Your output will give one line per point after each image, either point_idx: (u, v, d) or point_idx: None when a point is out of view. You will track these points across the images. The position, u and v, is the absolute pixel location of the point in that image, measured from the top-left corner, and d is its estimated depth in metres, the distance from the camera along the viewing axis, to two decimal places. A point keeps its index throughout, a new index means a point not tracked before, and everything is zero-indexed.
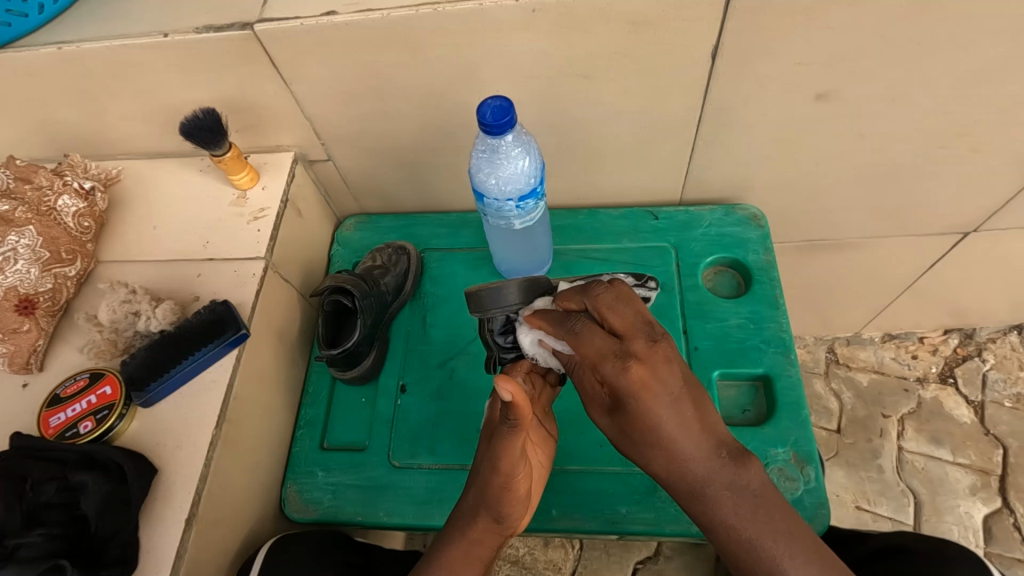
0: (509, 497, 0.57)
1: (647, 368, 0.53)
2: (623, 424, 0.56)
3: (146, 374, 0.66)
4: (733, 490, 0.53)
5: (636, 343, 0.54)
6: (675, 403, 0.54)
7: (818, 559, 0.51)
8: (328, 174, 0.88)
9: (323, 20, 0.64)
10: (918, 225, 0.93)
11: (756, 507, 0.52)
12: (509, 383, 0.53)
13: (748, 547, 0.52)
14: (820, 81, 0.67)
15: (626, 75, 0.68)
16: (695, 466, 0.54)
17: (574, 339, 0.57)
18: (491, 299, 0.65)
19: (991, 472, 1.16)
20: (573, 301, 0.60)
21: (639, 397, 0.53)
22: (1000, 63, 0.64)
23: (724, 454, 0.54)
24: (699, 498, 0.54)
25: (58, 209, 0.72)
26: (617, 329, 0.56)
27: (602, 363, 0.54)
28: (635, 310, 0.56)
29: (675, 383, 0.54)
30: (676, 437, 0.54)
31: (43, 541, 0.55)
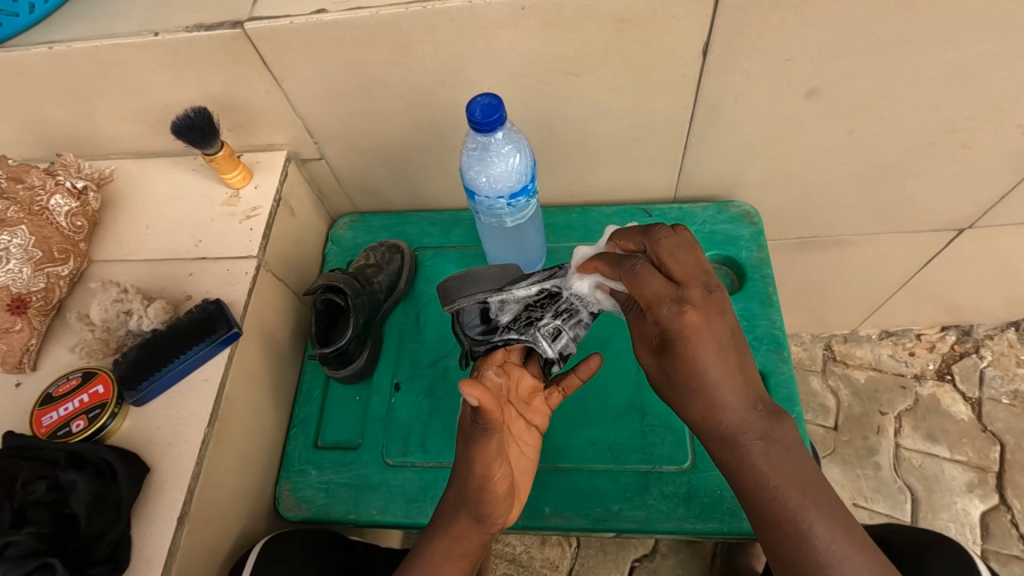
0: (490, 498, 0.56)
1: (703, 312, 0.52)
2: (669, 366, 0.54)
3: (137, 373, 0.66)
4: (766, 442, 0.53)
5: (693, 290, 0.53)
6: (724, 354, 0.53)
7: (844, 520, 0.51)
8: (321, 173, 0.88)
9: (313, 19, 0.64)
10: (913, 222, 0.92)
11: (784, 456, 0.52)
12: (475, 388, 0.50)
13: (776, 497, 0.51)
14: (811, 79, 0.67)
15: (616, 72, 0.68)
16: (730, 414, 0.53)
17: (632, 279, 0.55)
18: (457, 287, 0.67)
19: (988, 469, 1.15)
20: (633, 241, 0.60)
21: (689, 340, 0.52)
22: (990, 59, 0.64)
23: (758, 409, 0.53)
24: (732, 446, 0.53)
25: (50, 209, 0.72)
26: (675, 274, 0.54)
27: (658, 305, 0.53)
28: (696, 258, 0.55)
29: (726, 329, 0.53)
30: (721, 386, 0.53)
31: (32, 539, 0.54)
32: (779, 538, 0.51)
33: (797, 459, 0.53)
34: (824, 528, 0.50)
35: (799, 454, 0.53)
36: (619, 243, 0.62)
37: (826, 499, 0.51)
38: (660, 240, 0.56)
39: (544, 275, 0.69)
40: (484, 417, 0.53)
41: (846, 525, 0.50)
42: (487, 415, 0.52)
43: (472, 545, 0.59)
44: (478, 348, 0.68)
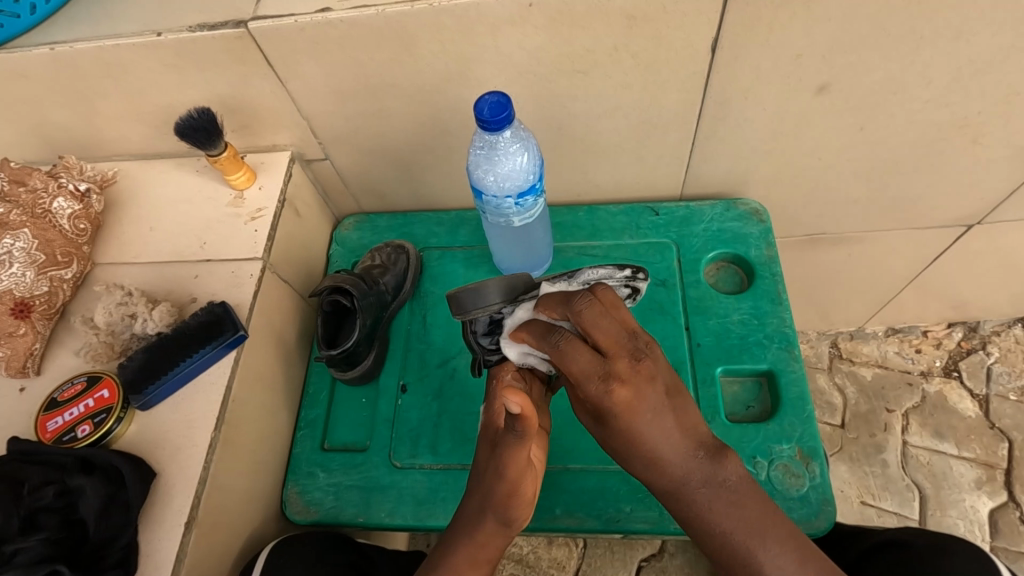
0: (522, 505, 0.58)
1: (631, 388, 0.52)
2: (607, 432, 0.56)
3: (143, 377, 0.65)
4: (708, 486, 0.55)
5: (620, 361, 0.52)
6: (658, 416, 0.54)
7: (794, 549, 0.53)
8: (325, 173, 0.87)
9: (317, 17, 0.63)
10: (921, 218, 0.92)
11: (732, 499, 0.54)
12: (518, 396, 0.52)
13: (724, 542, 0.54)
14: (821, 74, 0.67)
15: (624, 69, 0.67)
16: (673, 468, 0.55)
17: (556, 355, 0.53)
18: (471, 300, 0.60)
19: (996, 466, 1.15)
20: (555, 311, 0.55)
21: (622, 413, 0.53)
22: (1002, 53, 0.63)
23: (701, 454, 0.55)
24: (682, 501, 0.55)
25: (54, 211, 0.72)
26: (601, 345, 0.52)
27: (586, 382, 0.52)
28: (616, 324, 0.52)
29: (657, 397, 0.53)
30: (660, 447, 0.54)
31: (43, 546, 0.54)
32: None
33: (746, 501, 0.55)
34: (774, 566, 0.53)
35: (745, 493, 0.55)
36: (545, 312, 0.57)
37: (777, 531, 0.54)
38: (579, 310, 0.52)
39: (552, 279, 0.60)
40: (522, 424, 0.54)
41: (798, 553, 0.53)
42: (525, 421, 0.53)
43: (494, 550, 0.60)
44: (490, 357, 0.68)
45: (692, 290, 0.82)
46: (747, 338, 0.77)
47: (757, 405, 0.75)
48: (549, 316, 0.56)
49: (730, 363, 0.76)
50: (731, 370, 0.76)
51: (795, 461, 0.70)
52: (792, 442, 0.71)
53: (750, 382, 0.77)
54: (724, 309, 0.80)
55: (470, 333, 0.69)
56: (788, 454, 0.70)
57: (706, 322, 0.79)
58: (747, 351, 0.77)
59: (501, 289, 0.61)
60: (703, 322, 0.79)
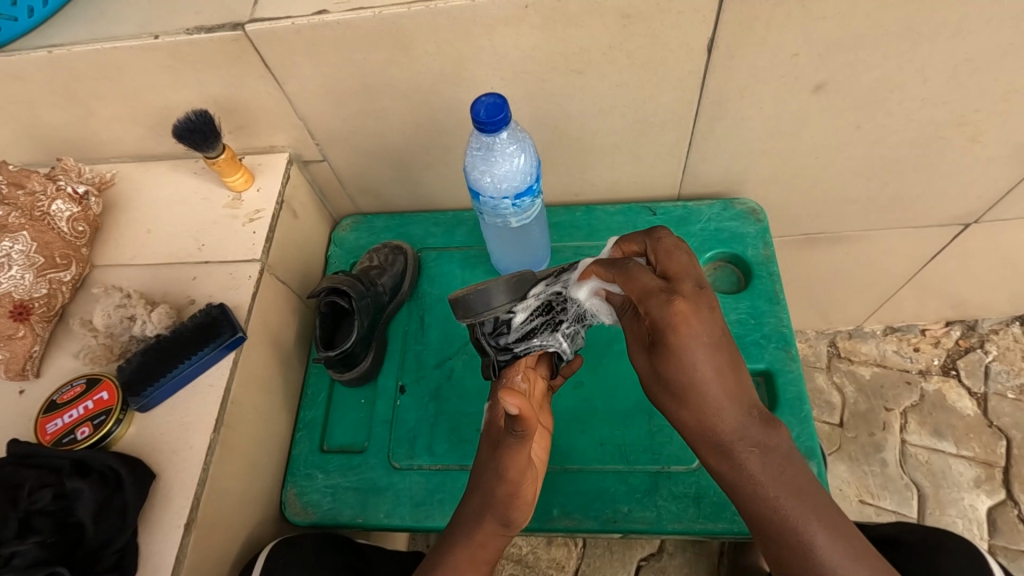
0: (520, 505, 0.58)
1: (692, 303, 0.50)
2: (657, 364, 0.53)
3: (140, 380, 0.65)
4: (762, 450, 0.52)
5: (683, 283, 0.52)
6: (714, 350, 0.51)
7: (843, 529, 0.51)
8: (323, 174, 0.87)
9: (314, 19, 0.63)
10: (919, 217, 0.92)
11: (783, 465, 0.52)
12: (515, 396, 0.50)
13: (775, 508, 0.51)
14: (817, 74, 0.67)
15: (621, 70, 0.68)
16: (726, 420, 0.52)
17: (625, 274, 0.55)
18: (478, 301, 0.64)
19: (995, 464, 1.15)
20: (637, 243, 0.60)
21: (677, 328, 0.50)
22: (998, 51, 0.63)
23: (754, 414, 0.52)
24: (725, 454, 0.53)
25: (52, 214, 0.72)
26: (668, 269, 0.54)
27: (648, 295, 0.52)
28: (690, 258, 0.55)
29: (714, 324, 0.51)
30: (711, 387, 0.51)
31: (37, 549, 0.54)
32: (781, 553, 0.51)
33: (795, 468, 0.52)
34: (824, 539, 0.50)
35: (795, 463, 0.52)
36: (625, 248, 0.62)
37: (823, 508, 0.51)
38: (659, 239, 0.57)
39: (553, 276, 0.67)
40: (522, 424, 0.53)
41: (843, 532, 0.51)
42: (525, 422, 0.52)
43: (494, 549, 0.60)
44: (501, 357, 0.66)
45: None
46: (744, 338, 0.78)
47: None
48: (628, 252, 0.61)
49: None
50: None
51: None
52: None
53: None
54: (721, 309, 0.80)
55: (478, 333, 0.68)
56: None
57: None
58: (743, 350, 0.77)
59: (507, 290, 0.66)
60: None
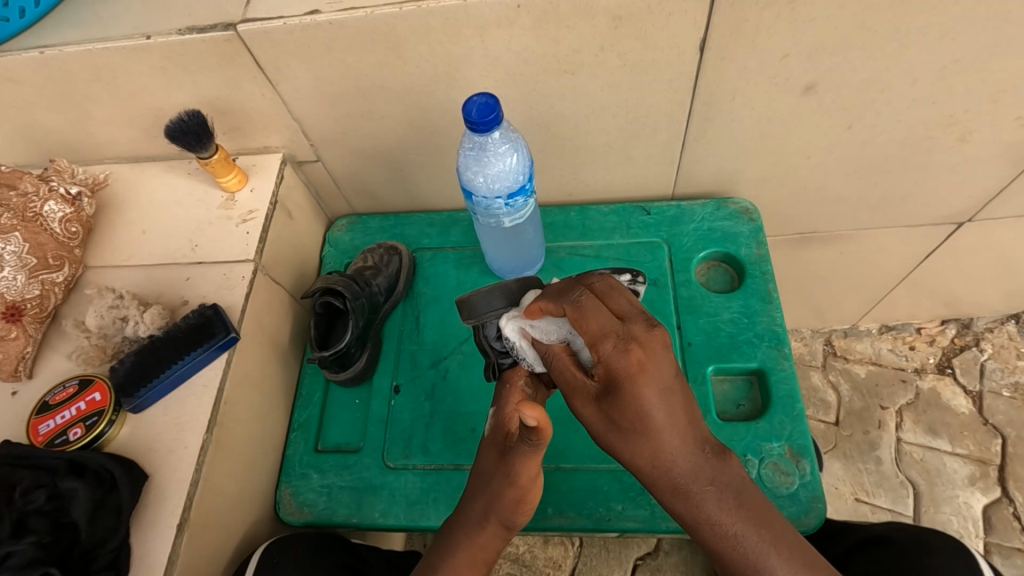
0: (525, 508, 0.59)
1: (649, 351, 0.50)
2: (610, 410, 0.52)
3: (133, 381, 0.65)
4: (718, 487, 0.53)
5: (636, 325, 0.51)
6: (666, 392, 0.51)
7: (800, 552, 0.52)
8: (317, 175, 0.87)
9: (306, 20, 0.63)
10: (912, 215, 0.92)
11: (738, 500, 0.53)
12: (535, 409, 0.52)
13: (736, 544, 0.52)
14: (808, 73, 0.67)
15: (612, 70, 0.68)
16: (680, 461, 0.52)
17: (578, 312, 0.52)
18: (482, 305, 0.62)
19: (989, 462, 1.15)
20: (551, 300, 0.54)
21: (635, 379, 0.50)
22: (988, 51, 0.63)
23: (708, 450, 0.53)
24: (684, 497, 0.53)
25: (45, 215, 0.72)
26: (620, 312, 0.52)
27: (602, 342, 0.51)
28: (630, 299, 0.53)
29: (671, 367, 0.51)
30: (663, 429, 0.52)
31: (32, 549, 0.54)
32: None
33: (753, 497, 0.53)
34: (785, 569, 0.51)
35: (751, 493, 0.54)
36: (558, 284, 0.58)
37: (783, 538, 0.52)
38: (595, 280, 0.54)
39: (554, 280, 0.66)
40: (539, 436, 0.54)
41: (805, 559, 0.52)
42: (544, 433, 0.53)
43: (493, 550, 0.61)
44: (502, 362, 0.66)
45: (683, 289, 0.82)
46: (737, 336, 0.78)
47: (748, 404, 0.75)
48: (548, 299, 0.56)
49: (720, 361, 0.76)
50: (722, 368, 0.76)
51: (784, 459, 0.70)
52: (783, 440, 0.71)
53: (740, 380, 0.77)
54: (714, 308, 0.80)
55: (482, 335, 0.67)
56: (778, 452, 0.70)
57: (697, 321, 0.79)
58: (737, 349, 0.77)
59: (511, 295, 0.63)
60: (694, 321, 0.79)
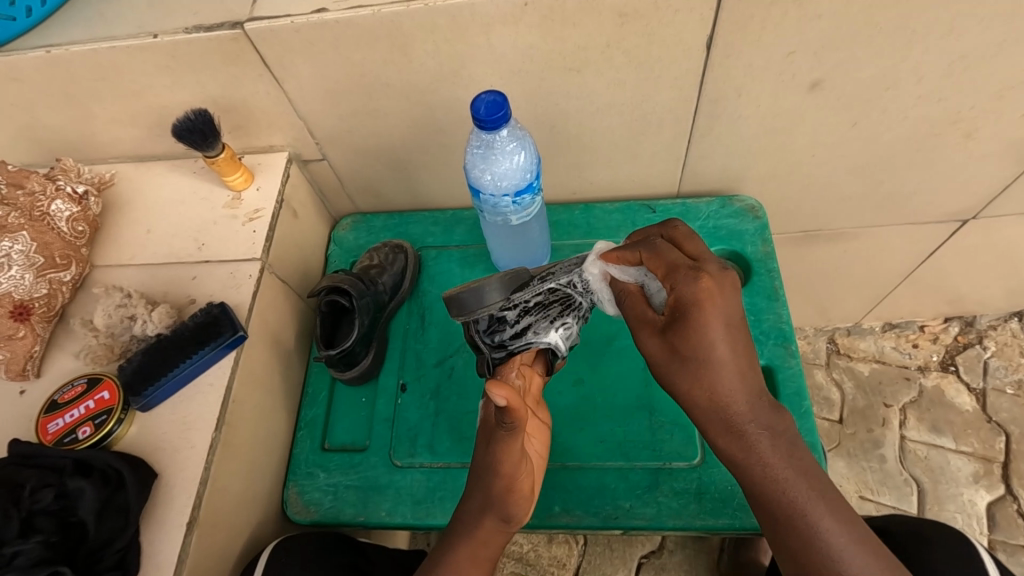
0: (519, 500, 0.58)
1: (718, 281, 0.53)
2: (675, 340, 0.54)
3: (142, 379, 0.65)
4: (772, 434, 0.54)
5: (709, 264, 0.54)
6: (731, 328, 0.53)
7: (848, 515, 0.53)
8: (323, 174, 0.87)
9: (313, 18, 0.63)
10: (917, 213, 0.92)
11: (790, 449, 0.54)
12: (503, 388, 0.51)
13: (784, 490, 0.53)
14: (814, 70, 0.67)
15: (618, 67, 0.68)
16: (738, 399, 0.54)
17: (653, 254, 0.57)
18: (473, 298, 0.66)
19: (993, 460, 1.15)
20: (647, 231, 0.62)
21: (703, 304, 0.52)
22: (995, 48, 0.64)
23: (765, 397, 0.54)
24: (737, 436, 0.54)
25: (51, 214, 0.72)
26: (700, 254, 0.56)
27: (676, 273, 0.54)
28: (699, 246, 0.57)
29: (735, 304, 0.53)
30: (727, 363, 0.53)
31: (40, 548, 0.54)
32: (786, 529, 0.53)
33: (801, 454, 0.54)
34: (830, 520, 0.52)
35: (799, 451, 0.54)
36: (631, 237, 0.64)
37: (827, 489, 0.53)
38: (675, 227, 0.59)
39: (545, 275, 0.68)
40: (511, 417, 0.54)
41: (849, 516, 0.52)
42: (515, 414, 0.53)
43: (495, 547, 0.60)
44: (496, 355, 0.67)
45: None
46: None
47: None
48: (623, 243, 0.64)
49: None
50: None
51: None
52: None
53: None
54: None
55: (472, 329, 0.68)
56: None
57: None
58: None
59: (502, 287, 0.66)
60: None
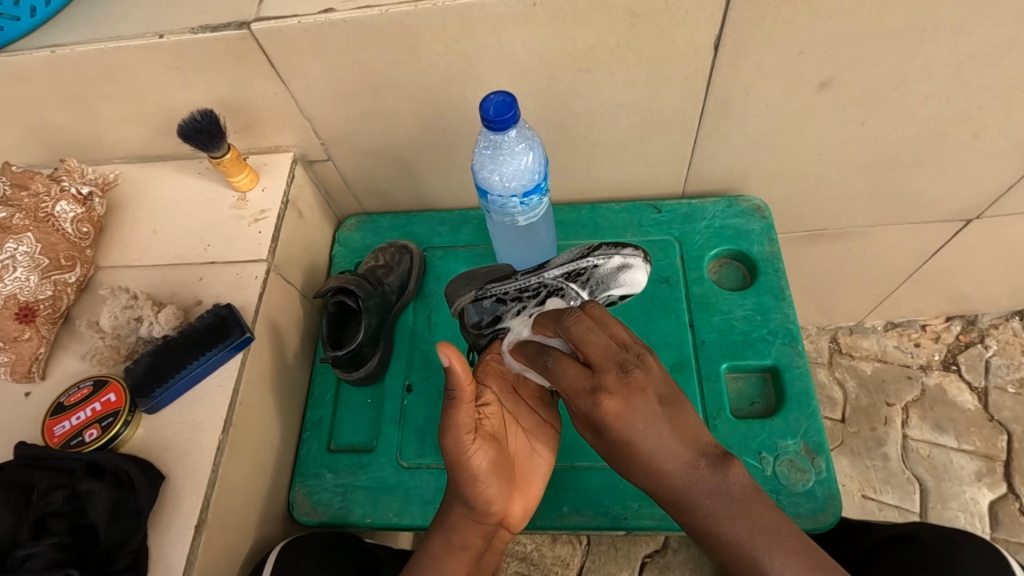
0: (468, 476, 0.57)
1: (621, 400, 0.52)
2: (609, 447, 0.56)
3: (150, 380, 0.65)
4: (717, 496, 0.52)
5: (609, 374, 0.53)
6: (653, 423, 0.53)
7: (815, 561, 0.51)
8: (328, 174, 0.87)
9: (320, 18, 0.63)
10: (921, 212, 0.92)
11: (738, 508, 0.52)
12: (450, 350, 0.49)
13: (739, 550, 0.52)
14: (822, 70, 0.67)
15: (626, 67, 0.67)
16: (675, 474, 0.53)
17: (550, 375, 0.56)
18: (455, 290, 0.77)
19: (996, 458, 1.16)
20: (548, 330, 0.59)
21: (614, 425, 0.52)
22: (1004, 46, 0.63)
23: (702, 463, 0.53)
24: (682, 509, 0.53)
25: (56, 215, 0.71)
26: (592, 361, 0.54)
27: (577, 398, 0.54)
28: (605, 339, 0.54)
29: (648, 409, 0.52)
30: (656, 453, 0.53)
31: (54, 551, 0.54)
32: None
33: (755, 507, 0.52)
34: (786, 573, 0.50)
35: (752, 501, 0.53)
36: (538, 330, 0.61)
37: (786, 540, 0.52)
38: (570, 326, 0.55)
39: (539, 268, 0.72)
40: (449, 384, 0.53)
41: (813, 563, 0.51)
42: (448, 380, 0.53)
43: (471, 535, 0.59)
44: (482, 341, 0.72)
45: (696, 287, 0.82)
46: (751, 334, 0.78)
47: (762, 401, 0.75)
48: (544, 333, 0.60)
49: (734, 359, 0.76)
50: (736, 366, 0.77)
51: (800, 456, 0.70)
52: (798, 437, 0.71)
53: (754, 378, 0.77)
54: (727, 305, 0.80)
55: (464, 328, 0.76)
56: (794, 449, 0.70)
57: (710, 318, 0.79)
58: (750, 346, 0.77)
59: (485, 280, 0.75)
60: (706, 318, 0.79)
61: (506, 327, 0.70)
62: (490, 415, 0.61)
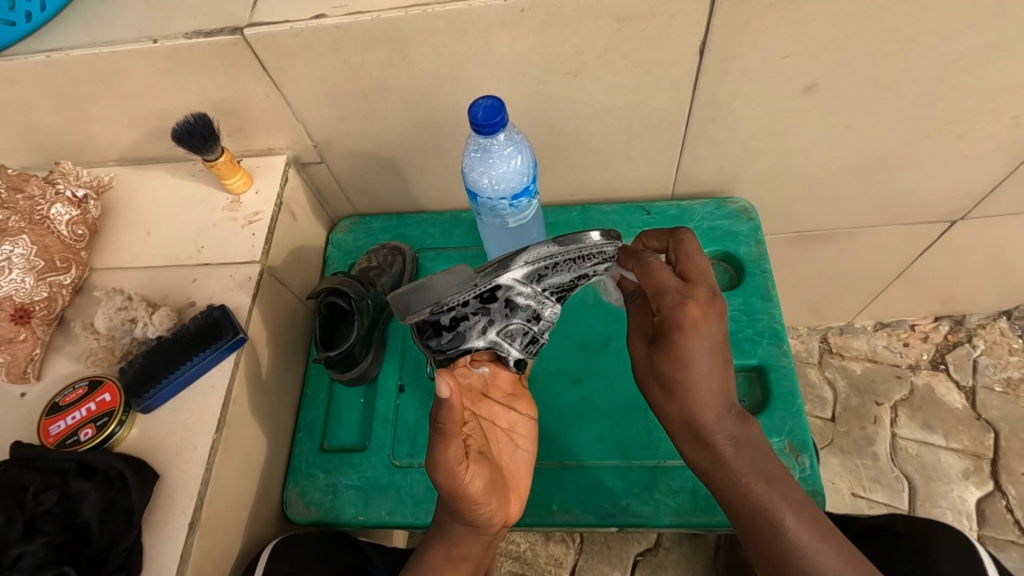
0: (468, 501, 0.56)
1: (704, 310, 0.57)
2: (657, 355, 0.59)
3: (143, 381, 0.66)
4: (737, 445, 0.57)
5: (699, 288, 0.59)
6: (711, 351, 0.57)
7: (813, 514, 0.54)
8: (321, 176, 0.87)
9: (313, 23, 0.64)
10: (907, 214, 0.94)
11: (754, 456, 0.57)
12: (447, 379, 0.50)
13: (750, 497, 0.55)
14: (806, 75, 0.68)
15: (612, 72, 0.69)
16: (706, 413, 0.57)
17: (645, 271, 0.62)
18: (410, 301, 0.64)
19: (983, 456, 1.17)
20: (657, 241, 0.68)
21: (686, 329, 0.57)
22: (982, 51, 0.65)
23: (733, 413, 0.58)
24: (703, 445, 0.58)
25: (51, 218, 0.72)
26: (689, 274, 0.61)
27: (664, 296, 0.59)
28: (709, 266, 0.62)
29: (719, 331, 0.57)
30: (700, 382, 0.57)
31: (44, 550, 0.54)
32: (755, 532, 0.55)
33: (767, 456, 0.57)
34: (795, 522, 0.53)
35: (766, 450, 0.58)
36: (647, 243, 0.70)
37: (793, 493, 0.55)
38: (682, 241, 0.64)
39: (494, 268, 0.63)
40: (442, 418, 0.51)
41: (818, 518, 0.54)
42: (449, 414, 0.51)
43: (473, 544, 0.61)
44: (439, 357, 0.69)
45: None
46: (737, 334, 0.79)
47: (748, 400, 0.76)
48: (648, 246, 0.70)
49: None
50: None
51: (785, 454, 0.71)
52: (783, 436, 0.72)
53: (740, 377, 0.78)
54: None
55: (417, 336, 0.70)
56: (779, 447, 0.72)
57: None
58: (737, 347, 0.78)
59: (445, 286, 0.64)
60: None
61: (473, 347, 0.67)
62: (472, 432, 0.60)
